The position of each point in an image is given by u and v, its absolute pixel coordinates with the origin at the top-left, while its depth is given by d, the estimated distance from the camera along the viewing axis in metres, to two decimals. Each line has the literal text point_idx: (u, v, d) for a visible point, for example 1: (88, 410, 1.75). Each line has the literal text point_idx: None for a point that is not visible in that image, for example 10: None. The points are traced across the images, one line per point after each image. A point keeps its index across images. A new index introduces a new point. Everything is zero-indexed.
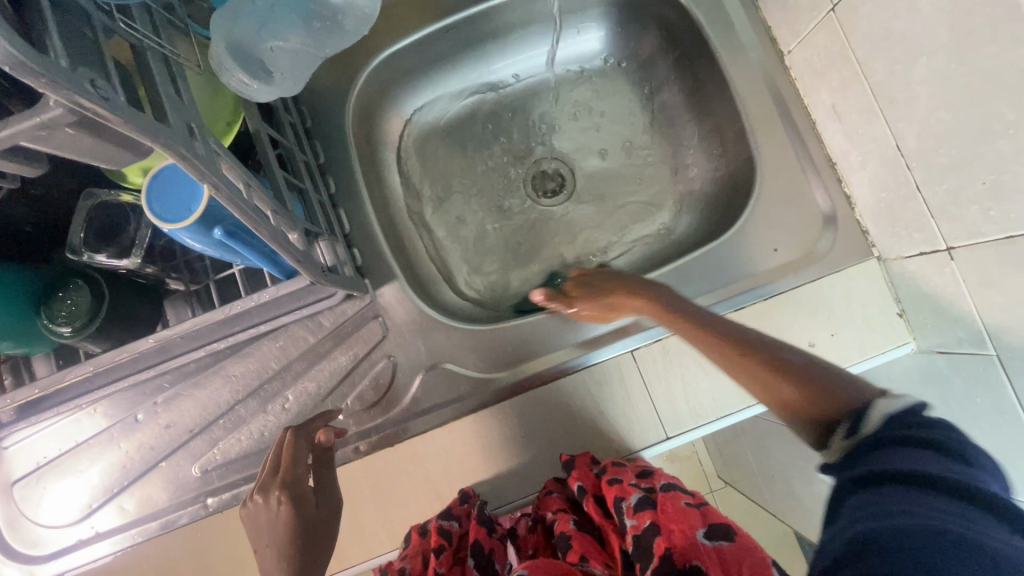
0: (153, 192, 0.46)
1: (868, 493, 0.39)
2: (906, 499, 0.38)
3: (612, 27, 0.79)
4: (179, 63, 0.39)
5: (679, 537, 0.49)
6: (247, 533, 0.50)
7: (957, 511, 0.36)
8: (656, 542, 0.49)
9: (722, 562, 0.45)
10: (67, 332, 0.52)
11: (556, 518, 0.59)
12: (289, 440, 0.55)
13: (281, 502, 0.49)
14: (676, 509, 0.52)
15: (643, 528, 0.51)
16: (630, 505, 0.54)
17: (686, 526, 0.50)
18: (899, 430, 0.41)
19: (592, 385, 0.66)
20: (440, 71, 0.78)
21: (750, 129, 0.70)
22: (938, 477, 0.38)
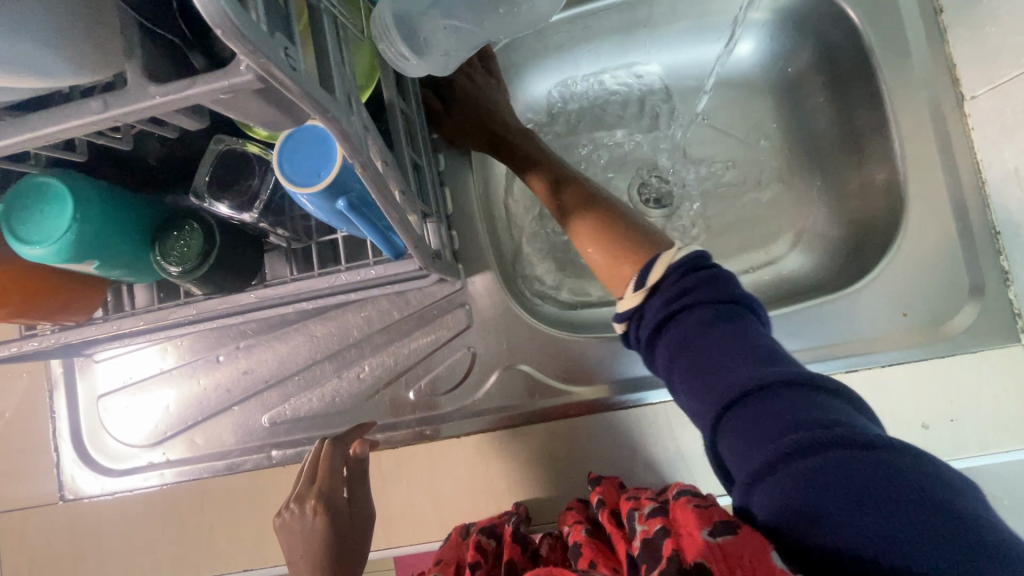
0: (284, 152, 0.45)
1: (738, 417, 0.40)
2: (764, 408, 0.39)
3: (763, 38, 0.72)
4: (345, 26, 0.37)
5: (688, 541, 0.41)
6: (281, 543, 0.52)
7: (801, 390, 0.39)
8: (665, 546, 0.42)
9: (728, 564, 0.36)
10: (175, 271, 0.52)
11: (571, 529, 0.55)
12: (326, 450, 0.56)
13: (318, 514, 0.51)
14: (687, 512, 0.43)
15: (654, 533, 0.45)
16: (642, 514, 0.49)
17: (694, 528, 0.41)
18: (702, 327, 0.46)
19: (673, 418, 0.63)
20: (568, 57, 0.73)
21: (904, 176, 0.63)
22: (771, 367, 0.41)
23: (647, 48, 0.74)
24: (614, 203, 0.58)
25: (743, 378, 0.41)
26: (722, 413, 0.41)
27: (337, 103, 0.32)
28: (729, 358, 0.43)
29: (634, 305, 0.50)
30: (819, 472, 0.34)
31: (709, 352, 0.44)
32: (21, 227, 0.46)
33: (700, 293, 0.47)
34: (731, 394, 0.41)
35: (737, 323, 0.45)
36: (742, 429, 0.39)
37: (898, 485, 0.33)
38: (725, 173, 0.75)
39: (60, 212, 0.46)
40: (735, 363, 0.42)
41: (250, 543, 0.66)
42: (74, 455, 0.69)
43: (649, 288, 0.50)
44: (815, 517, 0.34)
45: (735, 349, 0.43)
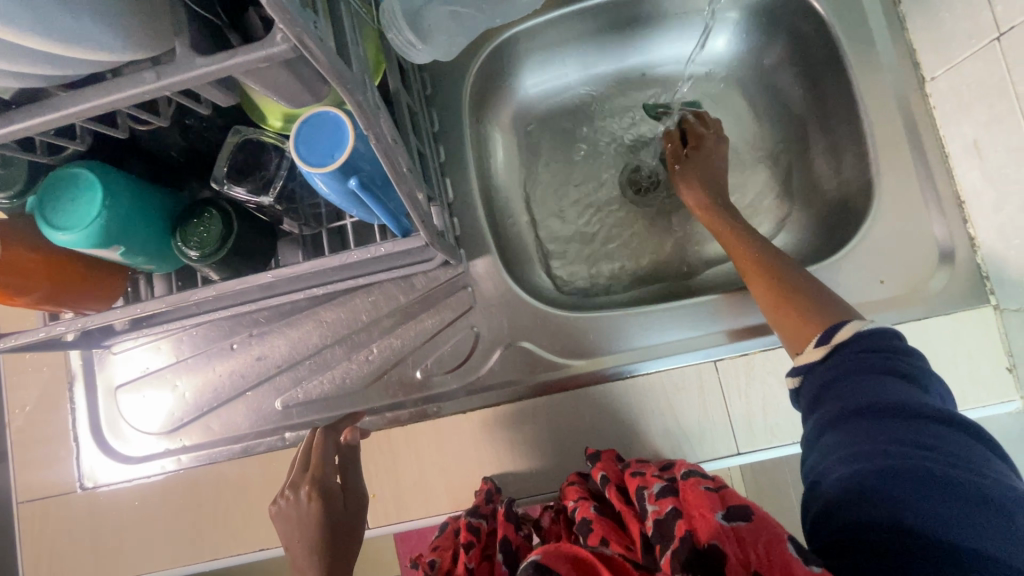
0: (300, 135, 0.49)
1: (860, 423, 0.44)
2: (895, 429, 0.42)
3: (739, 33, 0.77)
4: (357, 15, 0.41)
5: (699, 522, 0.44)
6: (277, 527, 0.55)
7: (937, 428, 0.42)
8: (677, 525, 0.45)
9: (741, 544, 0.41)
10: (196, 255, 0.56)
11: (578, 505, 0.57)
12: (318, 439, 0.59)
13: (311, 499, 0.54)
14: (698, 494, 0.47)
15: (664, 513, 0.47)
16: (652, 494, 0.51)
17: (707, 510, 0.45)
18: (862, 353, 0.47)
19: (668, 388, 0.66)
20: (558, 56, 0.78)
21: (874, 154, 0.67)
22: (919, 402, 0.43)
23: (632, 44, 0.79)
24: (807, 278, 0.58)
25: (881, 399, 0.44)
26: (842, 418, 0.45)
27: (354, 78, 0.36)
28: (877, 385, 0.45)
29: (808, 361, 0.50)
30: (915, 477, 0.39)
31: (856, 376, 0.46)
32: (56, 216, 0.49)
33: (868, 334, 0.48)
34: (858, 403, 0.44)
35: (902, 365, 0.46)
36: (857, 429, 0.43)
37: (997, 516, 0.37)
38: None
39: (91, 200, 0.50)
40: (880, 388, 0.45)
41: (266, 524, 0.68)
42: (92, 445, 0.71)
43: (835, 342, 0.49)
44: (883, 503, 0.39)
45: (891, 379, 0.45)
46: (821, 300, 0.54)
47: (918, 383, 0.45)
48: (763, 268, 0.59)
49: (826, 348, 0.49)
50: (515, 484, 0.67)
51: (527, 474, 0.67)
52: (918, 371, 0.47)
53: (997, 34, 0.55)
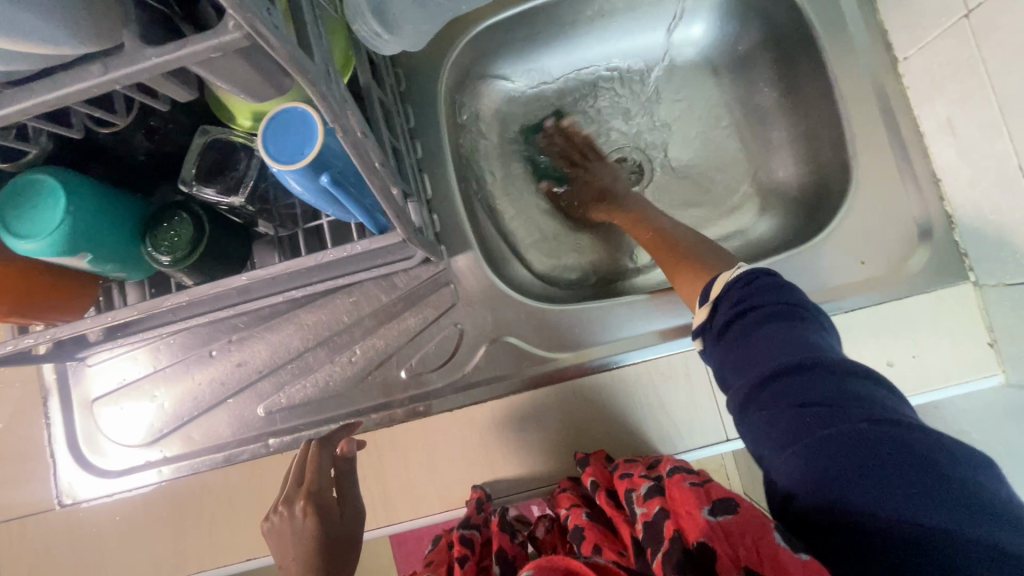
0: (268, 133, 0.47)
1: (773, 393, 0.43)
2: (803, 389, 0.41)
3: (712, 20, 0.77)
4: (320, 6, 0.40)
5: (687, 521, 0.44)
6: (271, 546, 0.54)
7: (839, 376, 0.41)
8: (665, 526, 0.45)
9: (728, 542, 0.40)
10: (167, 260, 0.54)
11: (570, 513, 0.57)
12: (312, 452, 0.58)
13: (306, 514, 0.53)
14: (684, 491, 0.47)
15: (653, 515, 0.47)
16: (641, 495, 0.51)
17: (693, 507, 0.45)
18: (751, 314, 0.47)
19: (655, 377, 0.66)
20: (533, 48, 0.78)
21: (850, 135, 0.67)
22: (812, 351, 0.43)
23: (607, 34, 0.78)
24: (699, 241, 0.63)
25: (783, 360, 0.43)
26: (758, 391, 0.44)
27: (317, 70, 0.35)
28: (773, 344, 0.45)
29: (704, 321, 0.52)
30: (840, 444, 0.37)
31: (754, 340, 0.46)
32: (17, 224, 0.47)
33: (743, 287, 0.50)
34: (767, 371, 0.43)
35: (790, 313, 0.46)
36: (771, 401, 0.42)
37: (924, 463, 0.35)
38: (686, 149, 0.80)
39: (54, 206, 0.48)
40: (778, 349, 0.44)
41: (252, 533, 0.67)
42: (70, 462, 0.69)
43: (713, 302, 0.52)
44: (829, 488, 0.37)
45: (783, 333, 0.45)
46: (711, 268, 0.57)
47: (804, 329, 0.45)
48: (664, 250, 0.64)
49: (709, 309, 0.51)
50: (504, 481, 0.66)
51: (516, 470, 0.66)
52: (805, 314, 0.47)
53: (967, 11, 0.55)
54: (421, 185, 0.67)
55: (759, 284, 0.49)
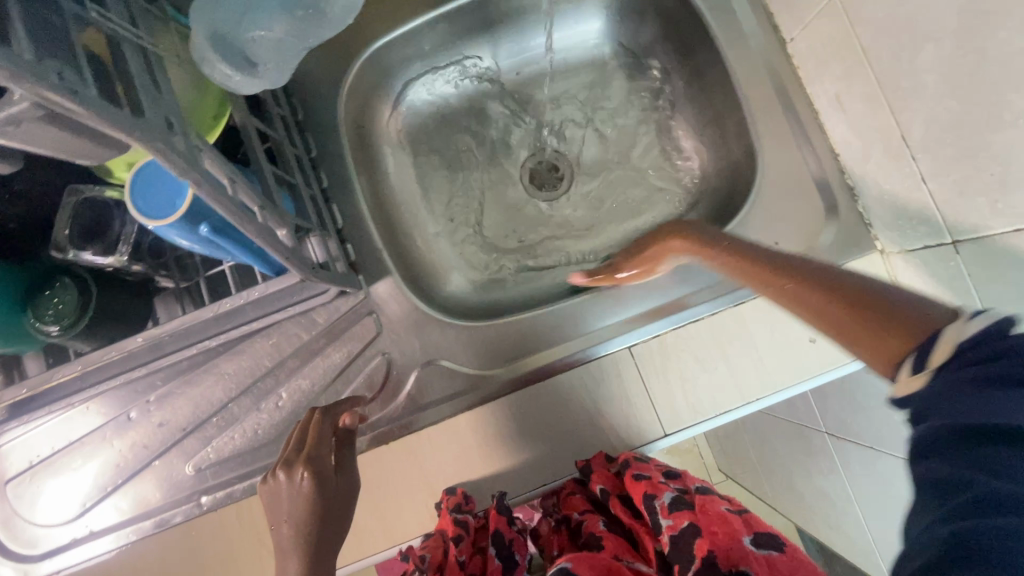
0: (136, 188, 0.46)
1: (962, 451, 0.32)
2: (1000, 471, 0.30)
3: (610, 17, 0.77)
4: (158, 56, 0.38)
5: (721, 541, 0.50)
6: (265, 505, 0.50)
7: None
8: (696, 544, 0.51)
9: (771, 568, 0.46)
10: (55, 330, 0.51)
11: (587, 517, 0.64)
12: (315, 419, 0.56)
13: (306, 479, 0.49)
14: (715, 514, 0.53)
15: (679, 529, 0.53)
16: (665, 505, 0.57)
17: (733, 532, 0.50)
18: (980, 354, 0.32)
19: (589, 382, 0.65)
20: (434, 63, 0.77)
21: (751, 119, 0.68)
22: None
23: (506, 42, 0.78)
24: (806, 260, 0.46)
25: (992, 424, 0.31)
26: (940, 441, 0.33)
27: (154, 125, 0.33)
28: (994, 404, 0.31)
29: (907, 394, 0.34)
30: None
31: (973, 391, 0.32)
32: None
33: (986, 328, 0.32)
34: (965, 425, 0.32)
35: None
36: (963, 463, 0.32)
37: None
38: (600, 148, 0.80)
39: None
40: (1002, 410, 0.31)
41: None
42: None
43: (934, 366, 0.33)
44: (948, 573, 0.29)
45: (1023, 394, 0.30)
46: (907, 305, 0.37)
47: None
48: (819, 277, 0.42)
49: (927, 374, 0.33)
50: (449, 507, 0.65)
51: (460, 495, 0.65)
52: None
53: None
54: (327, 215, 0.65)
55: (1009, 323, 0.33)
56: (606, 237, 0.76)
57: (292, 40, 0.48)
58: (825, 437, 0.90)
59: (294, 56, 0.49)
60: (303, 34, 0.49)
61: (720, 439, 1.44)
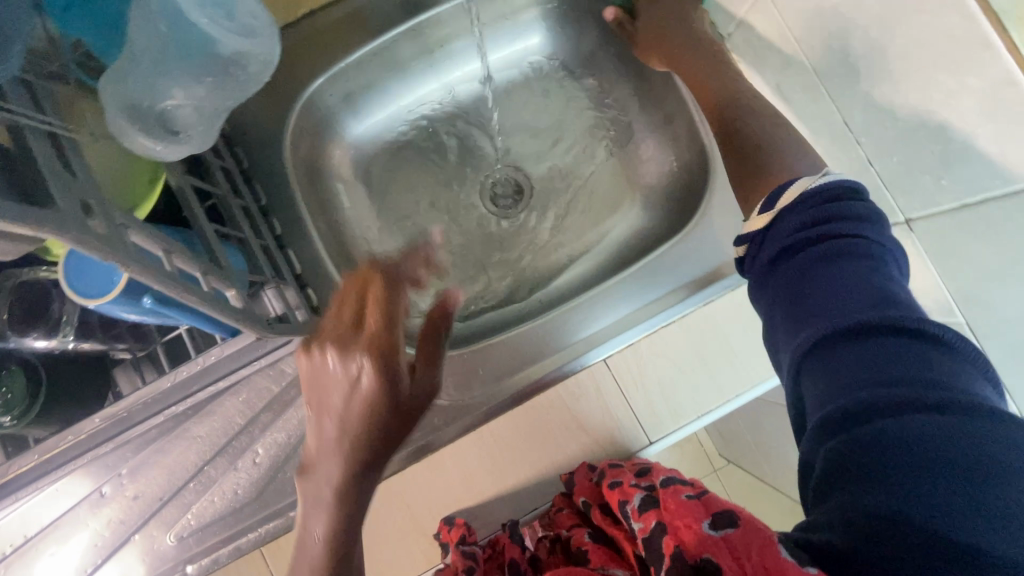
0: (72, 270, 0.45)
1: (825, 353, 0.38)
2: (855, 355, 0.37)
3: (549, 30, 0.78)
4: (71, 139, 0.38)
5: (686, 533, 0.45)
6: (304, 385, 0.48)
7: (907, 342, 0.36)
8: (664, 542, 0.47)
9: (737, 558, 0.39)
10: (8, 420, 0.50)
11: (573, 534, 0.61)
12: (399, 300, 0.50)
13: (387, 379, 0.46)
14: (678, 504, 0.49)
15: (650, 530, 0.50)
16: (636, 508, 0.53)
17: (692, 520, 0.46)
18: (817, 250, 0.42)
19: (568, 399, 0.64)
20: (379, 95, 0.76)
21: (698, 117, 0.69)
22: (878, 307, 0.37)
23: (449, 67, 0.78)
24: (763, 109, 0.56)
25: (838, 320, 0.38)
26: (813, 348, 0.39)
27: (70, 213, 0.32)
28: (838, 292, 0.39)
29: (758, 227, 0.47)
30: (888, 430, 0.32)
31: (811, 285, 0.41)
32: None
33: (810, 208, 0.43)
34: (832, 328, 0.38)
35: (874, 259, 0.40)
36: (823, 361, 0.38)
37: (964, 466, 0.30)
38: (556, 159, 0.79)
39: None
40: (839, 303, 0.39)
41: None
42: None
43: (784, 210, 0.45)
44: (851, 476, 0.33)
45: (843, 279, 0.39)
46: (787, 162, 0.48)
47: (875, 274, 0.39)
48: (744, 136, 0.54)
49: (771, 213, 0.46)
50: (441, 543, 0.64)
51: None
52: (887, 250, 0.42)
53: None
54: (284, 264, 0.63)
55: (841, 209, 0.42)
56: (571, 249, 0.76)
57: (207, 104, 0.51)
58: None
59: (215, 124, 0.52)
60: (220, 98, 0.52)
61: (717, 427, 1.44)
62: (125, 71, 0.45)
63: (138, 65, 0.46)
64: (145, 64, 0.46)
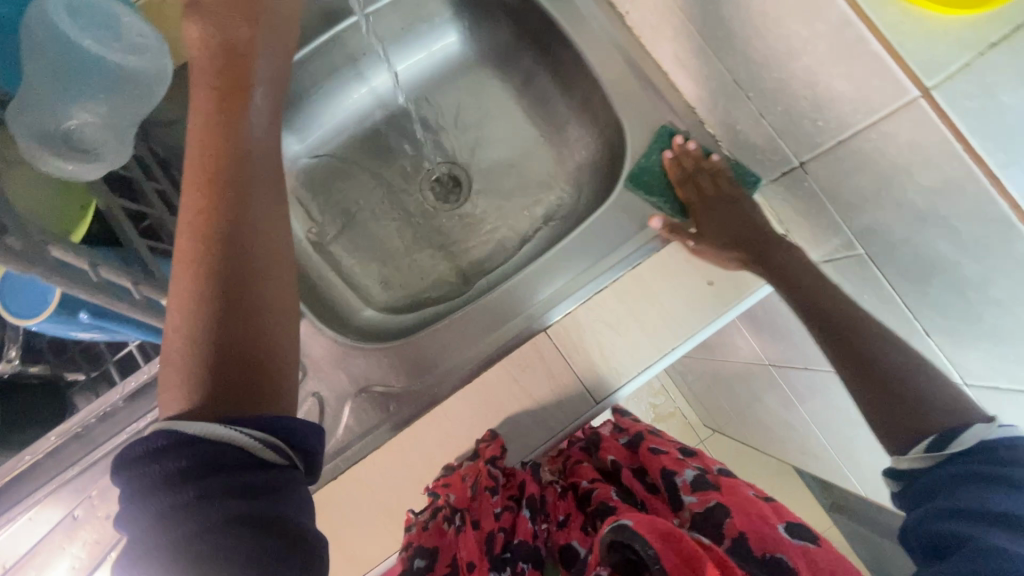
0: (9, 295, 0.48)
1: (936, 520, 0.44)
2: (946, 528, 0.43)
3: (465, 28, 0.81)
4: None
5: (761, 528, 0.51)
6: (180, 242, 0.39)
7: (967, 531, 0.41)
8: (727, 521, 0.53)
9: (810, 562, 0.47)
10: None
11: (601, 488, 0.67)
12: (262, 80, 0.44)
13: (240, 136, 0.41)
14: (739, 496, 0.56)
15: (710, 505, 0.56)
16: (687, 483, 0.60)
17: (769, 518, 0.52)
18: (973, 466, 0.45)
19: (516, 372, 0.67)
20: (311, 107, 0.80)
21: (610, 93, 0.72)
22: (982, 511, 0.42)
23: (374, 73, 0.82)
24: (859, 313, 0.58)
25: (935, 512, 0.45)
26: (916, 528, 0.45)
27: None
28: (958, 499, 0.44)
29: (920, 464, 0.49)
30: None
31: (957, 492, 0.44)
32: None
33: (989, 455, 0.45)
34: (941, 505, 0.45)
35: (1004, 467, 0.44)
36: (940, 530, 0.43)
37: None
38: (489, 149, 0.83)
39: None
40: (967, 495, 0.44)
41: None
42: None
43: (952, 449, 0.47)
44: None
45: (974, 491, 0.44)
46: (908, 373, 0.52)
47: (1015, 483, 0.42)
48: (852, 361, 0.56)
49: (936, 458, 0.48)
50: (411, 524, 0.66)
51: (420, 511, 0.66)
52: None
53: None
54: None
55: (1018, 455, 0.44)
56: (510, 234, 0.79)
57: (123, 119, 0.57)
58: (771, 368, 0.94)
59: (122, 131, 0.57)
60: (118, 109, 0.56)
61: (696, 395, 1.48)
62: (25, 103, 0.52)
63: (36, 94, 0.52)
64: (41, 93, 0.53)
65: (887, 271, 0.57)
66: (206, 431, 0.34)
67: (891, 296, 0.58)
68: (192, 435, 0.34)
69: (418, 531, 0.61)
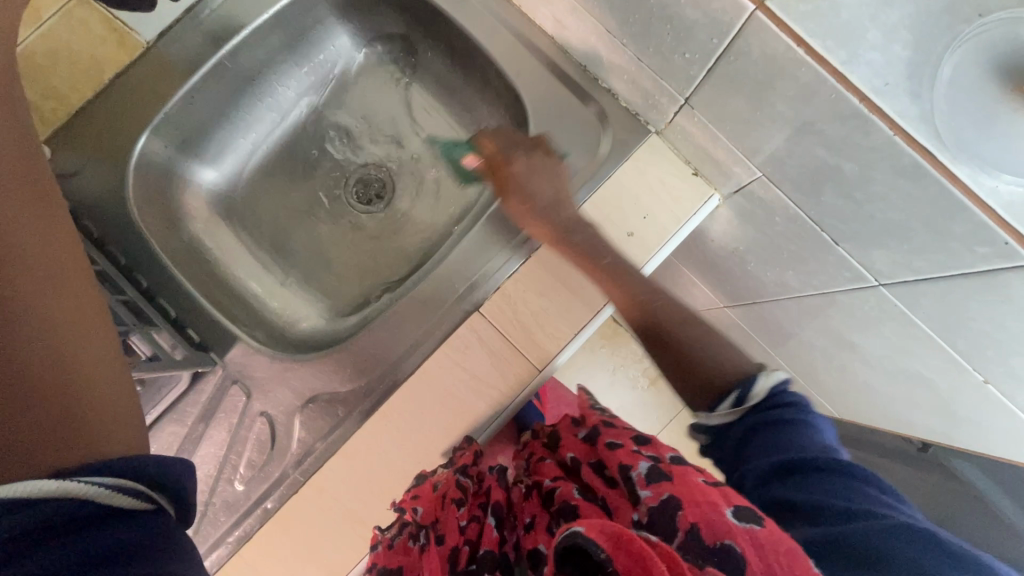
0: None
1: (764, 481, 0.44)
2: (782, 484, 0.42)
3: (356, 29, 0.82)
4: None
5: (703, 509, 0.38)
6: None
7: (809, 481, 0.41)
8: (683, 518, 0.38)
9: (760, 550, 0.34)
10: None
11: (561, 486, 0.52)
12: None
13: None
14: (698, 485, 0.40)
15: (659, 500, 0.41)
16: (642, 477, 0.44)
17: (718, 501, 0.38)
18: (770, 413, 0.48)
19: (456, 355, 0.67)
20: (218, 133, 0.79)
21: (502, 66, 0.72)
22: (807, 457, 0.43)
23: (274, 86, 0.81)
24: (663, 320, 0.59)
25: (761, 465, 0.45)
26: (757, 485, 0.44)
27: None
28: (772, 450, 0.45)
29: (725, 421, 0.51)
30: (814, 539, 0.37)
31: (773, 443, 0.46)
32: None
33: (777, 404, 0.49)
34: (767, 460, 0.45)
35: (793, 417, 0.47)
36: (785, 487, 0.42)
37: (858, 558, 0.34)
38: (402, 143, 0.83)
39: None
40: (782, 448, 0.45)
41: None
42: None
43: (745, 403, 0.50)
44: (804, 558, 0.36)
45: (782, 440, 0.45)
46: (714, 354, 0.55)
47: (805, 432, 0.45)
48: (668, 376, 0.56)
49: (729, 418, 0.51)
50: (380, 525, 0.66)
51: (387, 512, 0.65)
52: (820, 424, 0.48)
53: None
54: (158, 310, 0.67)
55: (791, 407, 0.48)
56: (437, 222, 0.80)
57: None
58: (728, 309, 0.94)
59: None
60: None
61: None
62: None
63: None
64: None
65: (785, 189, 0.57)
66: (34, 491, 0.30)
67: (798, 214, 0.58)
68: (22, 498, 0.30)
69: (384, 549, 0.57)
